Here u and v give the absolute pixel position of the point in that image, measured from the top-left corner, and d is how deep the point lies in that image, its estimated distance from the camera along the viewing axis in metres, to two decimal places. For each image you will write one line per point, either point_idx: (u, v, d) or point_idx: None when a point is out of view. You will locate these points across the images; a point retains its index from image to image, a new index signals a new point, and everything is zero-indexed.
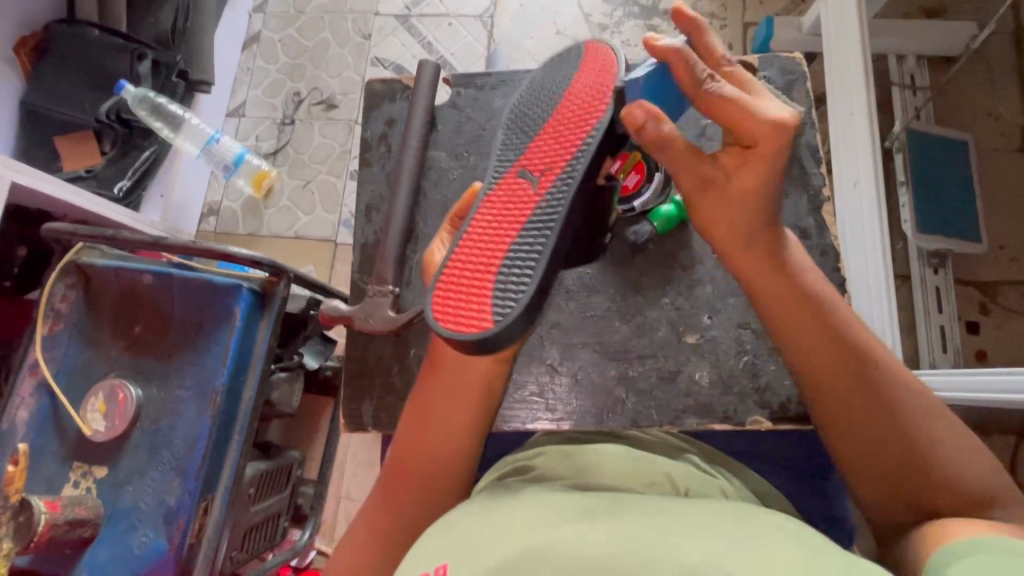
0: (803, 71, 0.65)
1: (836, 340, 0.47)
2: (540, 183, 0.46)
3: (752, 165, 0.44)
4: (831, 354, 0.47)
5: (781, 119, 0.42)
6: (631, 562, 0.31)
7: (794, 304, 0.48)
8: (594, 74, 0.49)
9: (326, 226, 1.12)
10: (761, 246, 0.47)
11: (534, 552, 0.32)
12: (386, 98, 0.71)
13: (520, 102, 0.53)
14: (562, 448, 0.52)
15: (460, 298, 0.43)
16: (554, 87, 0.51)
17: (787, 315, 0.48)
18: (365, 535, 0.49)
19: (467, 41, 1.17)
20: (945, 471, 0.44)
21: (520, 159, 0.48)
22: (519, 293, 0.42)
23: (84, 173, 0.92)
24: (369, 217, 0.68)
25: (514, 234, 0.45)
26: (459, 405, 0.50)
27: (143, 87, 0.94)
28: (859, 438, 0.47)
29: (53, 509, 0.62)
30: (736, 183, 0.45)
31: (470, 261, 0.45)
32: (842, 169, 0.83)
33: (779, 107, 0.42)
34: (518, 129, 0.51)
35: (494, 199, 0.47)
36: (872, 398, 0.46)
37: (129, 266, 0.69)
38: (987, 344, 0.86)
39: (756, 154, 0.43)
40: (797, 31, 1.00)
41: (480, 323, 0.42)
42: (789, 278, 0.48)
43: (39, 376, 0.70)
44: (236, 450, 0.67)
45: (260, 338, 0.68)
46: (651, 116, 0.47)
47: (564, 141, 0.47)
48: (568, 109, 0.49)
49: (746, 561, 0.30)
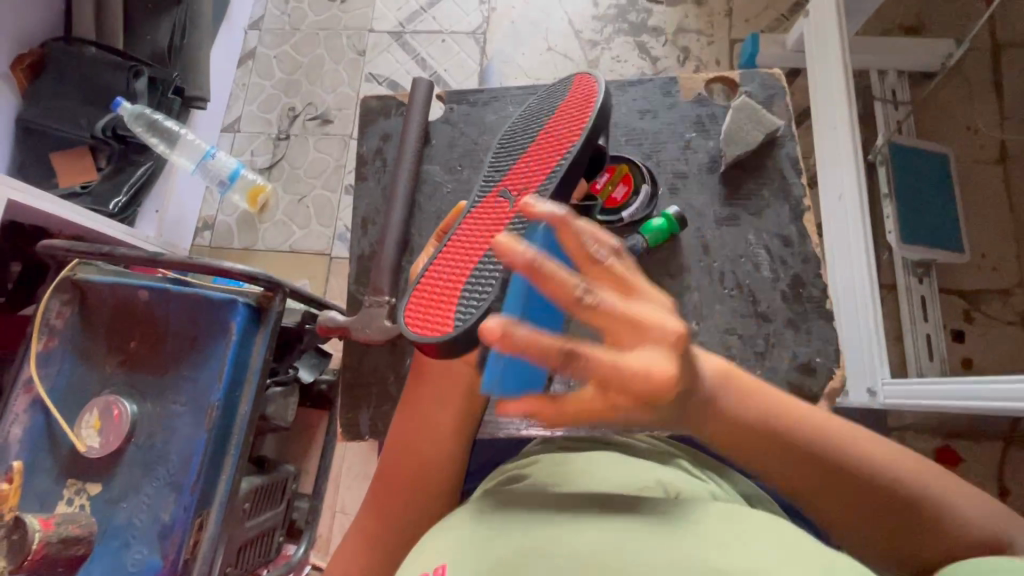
0: (784, 87, 0.67)
1: (810, 463, 0.40)
2: (517, 201, 0.48)
3: (658, 399, 0.34)
4: (793, 467, 0.40)
5: (665, 367, 0.30)
6: (619, 562, 0.32)
7: (750, 434, 0.39)
8: (577, 105, 0.52)
9: (321, 238, 1.13)
10: (710, 415, 0.38)
11: (526, 553, 0.33)
12: (380, 114, 0.72)
13: (511, 126, 0.56)
14: (555, 455, 0.53)
15: (430, 307, 0.45)
16: (543, 113, 0.54)
17: (749, 448, 0.39)
18: (359, 545, 0.49)
19: (459, 56, 1.19)
20: (946, 518, 0.39)
21: (504, 177, 0.51)
22: (480, 299, 0.43)
23: (78, 190, 0.93)
24: (364, 231, 0.69)
25: (488, 246, 0.46)
26: (445, 405, 0.52)
27: (139, 104, 0.95)
28: (837, 516, 0.41)
29: (47, 527, 0.61)
30: (614, 408, 0.32)
31: (444, 271, 0.47)
32: (828, 181, 0.85)
33: (655, 352, 0.30)
34: (506, 152, 0.54)
35: (475, 214, 0.50)
36: (855, 487, 0.40)
37: (125, 281, 0.70)
38: (971, 351, 0.88)
39: (645, 398, 0.30)
40: (782, 48, 1.03)
41: (442, 327, 0.43)
42: (722, 434, 0.39)
43: (34, 393, 0.70)
44: (231, 465, 0.67)
45: (256, 351, 0.69)
46: (520, 392, 0.41)
47: (544, 161, 0.49)
48: (550, 133, 0.51)
49: (733, 559, 0.31)
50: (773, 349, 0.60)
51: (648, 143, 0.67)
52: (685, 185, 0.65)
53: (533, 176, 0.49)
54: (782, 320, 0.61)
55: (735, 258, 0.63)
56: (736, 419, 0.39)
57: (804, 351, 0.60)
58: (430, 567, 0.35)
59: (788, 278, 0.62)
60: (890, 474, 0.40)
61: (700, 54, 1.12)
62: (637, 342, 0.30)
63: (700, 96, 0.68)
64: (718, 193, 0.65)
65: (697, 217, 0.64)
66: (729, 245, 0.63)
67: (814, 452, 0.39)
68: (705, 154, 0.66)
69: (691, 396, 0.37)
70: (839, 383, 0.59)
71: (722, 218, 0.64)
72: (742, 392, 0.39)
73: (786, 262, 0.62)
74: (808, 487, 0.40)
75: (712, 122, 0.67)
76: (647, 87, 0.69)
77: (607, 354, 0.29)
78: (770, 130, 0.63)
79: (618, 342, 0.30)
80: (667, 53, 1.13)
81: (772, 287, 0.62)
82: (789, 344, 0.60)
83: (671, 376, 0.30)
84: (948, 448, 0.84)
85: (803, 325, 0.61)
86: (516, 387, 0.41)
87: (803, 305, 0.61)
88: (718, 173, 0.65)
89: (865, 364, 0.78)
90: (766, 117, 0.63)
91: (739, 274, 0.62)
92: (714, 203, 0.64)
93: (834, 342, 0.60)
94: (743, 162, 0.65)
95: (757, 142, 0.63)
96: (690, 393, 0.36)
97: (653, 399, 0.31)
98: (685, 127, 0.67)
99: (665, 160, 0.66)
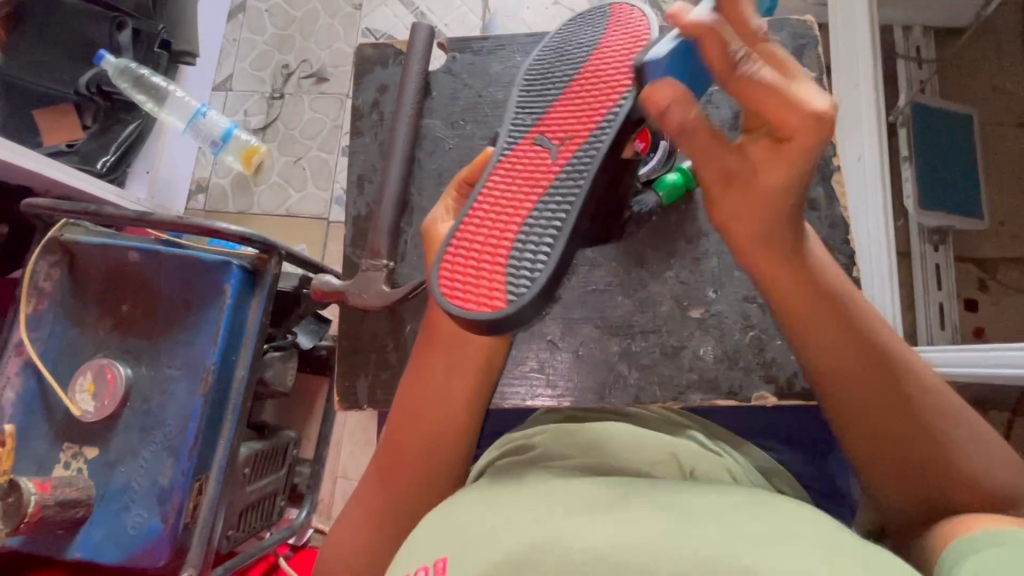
0: (814, 36, 0.63)
1: (846, 323, 0.41)
2: (559, 153, 0.43)
3: (785, 161, 0.35)
4: (844, 344, 0.41)
5: (827, 117, 0.32)
6: (640, 555, 0.29)
7: (817, 299, 0.41)
8: (622, 42, 0.46)
9: (319, 203, 1.10)
10: (786, 263, 0.40)
11: (539, 544, 0.31)
12: (377, 64, 0.68)
13: (536, 65, 0.49)
14: (563, 425, 0.51)
15: (471, 276, 0.40)
16: (577, 52, 0.48)
17: (812, 315, 0.41)
18: (362, 520, 0.48)
19: (461, 11, 1.13)
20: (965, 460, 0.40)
21: (538, 125, 0.45)
22: (534, 269, 0.39)
23: (64, 148, 0.89)
24: (362, 189, 0.66)
25: (534, 205, 0.41)
26: (456, 378, 0.49)
27: (123, 58, 0.91)
28: (880, 411, 0.41)
29: (43, 490, 0.60)
30: (767, 171, 0.36)
31: (482, 233, 0.42)
32: (845, 142, 0.81)
33: (820, 99, 0.33)
34: (534, 94, 0.48)
35: (508, 166, 0.44)
36: (917, 390, 0.41)
37: (115, 242, 0.67)
38: (985, 322, 0.85)
39: (793, 156, 0.34)
40: (801, 1, 0.96)
41: (493, 302, 0.39)
42: (792, 289, 0.41)
43: (25, 356, 0.68)
44: (229, 430, 0.66)
45: (251, 315, 0.67)
46: (679, 94, 0.37)
47: (589, 106, 0.44)
48: (592, 73, 0.45)
49: (767, 549, 0.29)
50: None
51: None
52: None
53: (581, 124, 0.43)
54: None
55: None
56: (811, 275, 0.41)
57: None
58: (430, 561, 0.34)
59: None
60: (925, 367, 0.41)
61: None
62: (801, 90, 0.33)
63: None
64: None
65: None
66: None
67: (862, 331, 0.41)
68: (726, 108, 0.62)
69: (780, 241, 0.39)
70: None
71: None
72: (828, 268, 0.42)
73: (810, 226, 0.59)
74: (836, 359, 0.41)
75: None
76: None
77: (758, 96, 0.33)
78: None
79: (783, 91, 0.33)
80: None
81: None
82: None
83: (825, 121, 0.32)
84: None
85: None
86: (678, 80, 0.37)
87: None
88: None
89: None
90: None
91: None
92: None
93: None
94: None
95: None
96: (789, 233, 0.39)
97: (794, 151, 0.34)
98: None
99: None
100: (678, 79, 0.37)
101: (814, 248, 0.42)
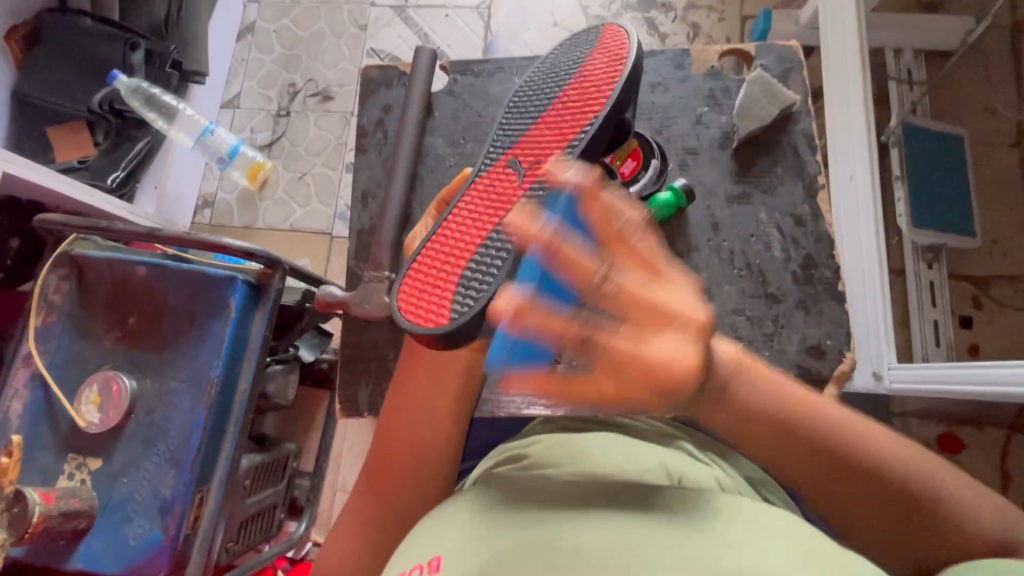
0: (801, 60, 0.65)
1: (787, 439, 0.39)
2: (524, 178, 0.45)
3: (641, 387, 0.34)
4: (793, 450, 0.40)
5: (686, 364, 0.32)
6: (626, 558, 0.31)
7: (766, 422, 0.39)
8: (603, 67, 0.47)
9: (323, 217, 1.12)
10: (709, 407, 0.39)
11: (528, 551, 0.32)
12: (381, 85, 0.71)
13: (523, 87, 0.51)
14: (557, 435, 0.52)
15: (425, 292, 0.43)
16: (561, 74, 0.50)
17: (755, 435, 0.40)
18: (357, 527, 0.49)
19: (464, 32, 1.16)
20: (950, 516, 0.39)
21: (512, 147, 0.47)
22: (480, 290, 0.41)
23: (77, 164, 0.92)
24: (364, 205, 0.68)
25: (490, 228, 0.44)
26: (447, 384, 0.51)
27: (136, 77, 0.93)
28: (819, 487, 0.40)
29: (47, 501, 0.61)
30: (624, 396, 0.35)
31: (443, 252, 0.44)
32: (838, 161, 0.83)
33: (683, 347, 0.32)
34: (516, 115, 0.50)
35: (478, 187, 0.47)
36: (867, 479, 0.39)
37: (124, 256, 0.69)
38: (978, 338, 0.86)
39: (657, 392, 0.33)
40: (795, 24, 0.99)
41: (438, 319, 0.41)
42: (725, 423, 0.40)
43: (33, 367, 0.70)
44: (230, 443, 0.66)
45: (255, 327, 0.67)
46: (529, 368, 0.36)
47: (559, 133, 0.46)
48: (570, 98, 0.47)
49: (746, 554, 0.30)
50: (782, 331, 0.59)
51: (659, 117, 0.65)
52: (696, 161, 0.64)
53: (547, 150, 0.45)
54: (793, 301, 0.60)
55: (746, 238, 0.61)
56: (752, 405, 0.39)
57: (814, 333, 0.59)
58: (425, 559, 0.36)
59: (800, 258, 0.61)
60: (895, 467, 0.39)
61: (711, 31, 1.09)
62: (660, 333, 0.33)
63: (713, 69, 0.66)
64: (730, 169, 0.63)
65: (707, 194, 0.63)
66: (739, 223, 0.62)
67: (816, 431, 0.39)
68: (717, 128, 0.64)
69: (703, 395, 0.38)
70: (848, 367, 0.58)
71: (733, 195, 0.62)
72: (764, 386, 0.39)
73: (799, 243, 0.61)
74: (788, 462, 0.40)
75: (724, 96, 0.65)
76: (658, 59, 0.67)
77: (624, 345, 0.33)
78: (785, 106, 0.61)
79: (641, 330, 0.33)
80: (676, 30, 1.10)
81: (783, 266, 0.60)
82: (799, 326, 0.59)
83: (691, 373, 0.33)
84: (952, 435, 0.84)
85: (815, 307, 0.60)
86: (552, 286, 0.34)
87: (814, 286, 0.60)
88: (731, 149, 0.63)
89: (871, 349, 0.77)
90: (780, 94, 0.61)
91: (749, 253, 0.61)
92: (725, 180, 0.63)
93: (845, 324, 0.59)
94: (756, 137, 0.63)
95: (771, 117, 0.61)
96: (702, 390, 0.38)
97: (666, 391, 0.33)
98: (695, 101, 0.65)
99: (676, 135, 0.64)
100: (531, 345, 0.35)
101: (756, 375, 0.40)
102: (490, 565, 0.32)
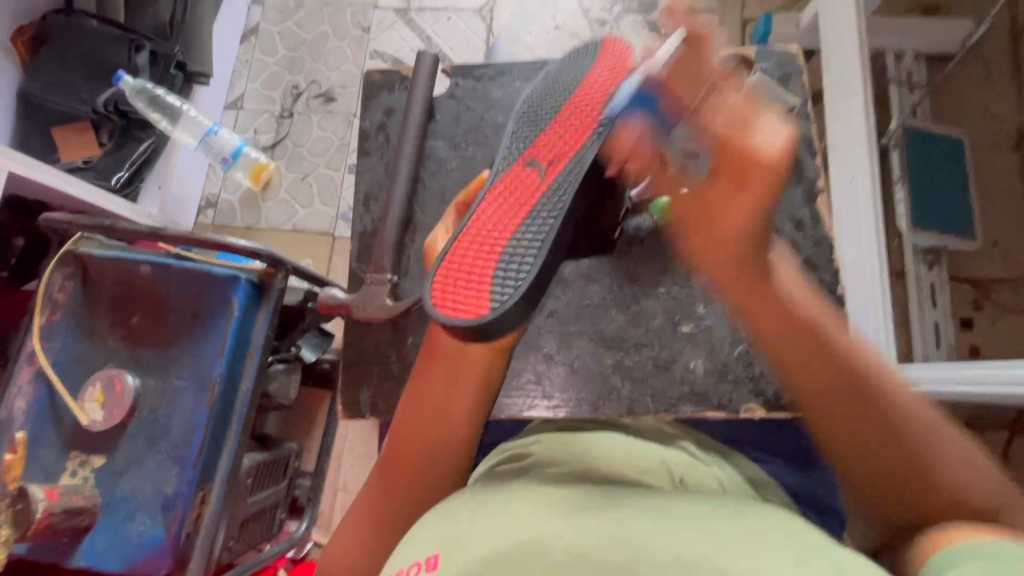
0: (801, 64, 0.66)
1: (814, 350, 0.44)
2: (546, 174, 0.47)
3: (741, 198, 0.42)
4: (817, 368, 0.44)
5: (776, 161, 0.41)
6: (626, 554, 0.31)
7: (790, 330, 0.44)
8: (602, 76, 0.51)
9: (324, 218, 1.12)
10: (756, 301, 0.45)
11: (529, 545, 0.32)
12: (384, 88, 0.71)
13: (528, 101, 0.55)
14: (559, 435, 0.52)
15: (458, 284, 0.42)
16: (564, 85, 0.53)
17: (790, 349, 0.44)
18: (361, 528, 0.49)
19: (466, 35, 1.16)
20: (942, 480, 0.41)
21: (528, 150, 0.49)
22: (520, 274, 0.42)
23: (81, 164, 0.92)
24: (367, 207, 0.69)
25: (521, 221, 0.45)
26: (454, 386, 0.51)
27: (140, 78, 0.94)
28: (830, 415, 0.44)
29: (50, 498, 0.62)
30: (719, 247, 0.44)
31: (473, 245, 0.44)
32: (838, 164, 0.84)
33: (776, 135, 0.41)
34: (525, 124, 0.53)
35: (501, 187, 0.48)
36: (878, 411, 0.43)
37: (128, 256, 0.70)
38: (979, 340, 0.86)
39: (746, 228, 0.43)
40: (796, 29, 1.00)
41: (478, 307, 0.41)
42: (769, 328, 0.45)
43: (37, 366, 0.70)
44: (233, 440, 0.67)
45: (258, 327, 0.68)
46: None
47: (574, 134, 0.49)
48: (577, 103, 0.51)
49: (745, 549, 0.30)
50: None
51: None
52: None
53: (563, 149, 0.48)
54: None
55: None
56: (789, 310, 0.44)
57: None
58: (424, 556, 0.35)
59: (800, 260, 0.61)
60: (901, 405, 0.42)
61: None
62: (740, 197, 0.42)
63: None
64: None
65: None
66: None
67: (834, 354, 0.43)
68: None
69: (751, 286, 0.45)
70: None
71: None
72: (795, 295, 0.46)
73: (798, 245, 0.61)
74: (809, 380, 0.44)
75: None
76: None
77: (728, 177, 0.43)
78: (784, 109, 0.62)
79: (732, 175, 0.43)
80: None
81: None
82: None
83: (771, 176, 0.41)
84: None
85: None
86: None
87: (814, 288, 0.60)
88: None
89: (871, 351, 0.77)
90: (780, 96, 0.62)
91: None
92: None
93: None
94: None
95: None
96: (757, 271, 0.45)
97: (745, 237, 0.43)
98: None
99: None
100: None
101: (790, 287, 0.46)
102: (491, 561, 0.32)
